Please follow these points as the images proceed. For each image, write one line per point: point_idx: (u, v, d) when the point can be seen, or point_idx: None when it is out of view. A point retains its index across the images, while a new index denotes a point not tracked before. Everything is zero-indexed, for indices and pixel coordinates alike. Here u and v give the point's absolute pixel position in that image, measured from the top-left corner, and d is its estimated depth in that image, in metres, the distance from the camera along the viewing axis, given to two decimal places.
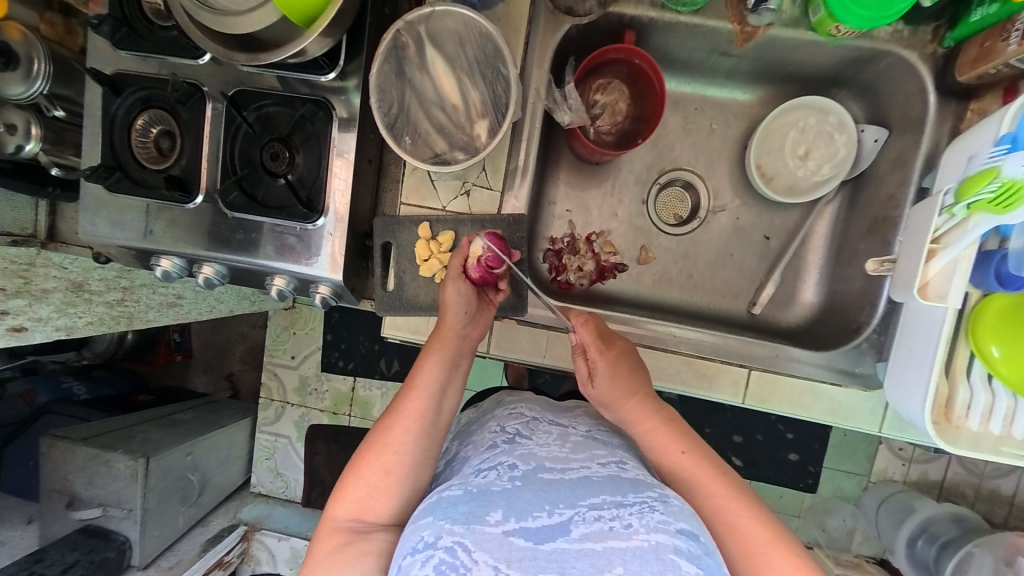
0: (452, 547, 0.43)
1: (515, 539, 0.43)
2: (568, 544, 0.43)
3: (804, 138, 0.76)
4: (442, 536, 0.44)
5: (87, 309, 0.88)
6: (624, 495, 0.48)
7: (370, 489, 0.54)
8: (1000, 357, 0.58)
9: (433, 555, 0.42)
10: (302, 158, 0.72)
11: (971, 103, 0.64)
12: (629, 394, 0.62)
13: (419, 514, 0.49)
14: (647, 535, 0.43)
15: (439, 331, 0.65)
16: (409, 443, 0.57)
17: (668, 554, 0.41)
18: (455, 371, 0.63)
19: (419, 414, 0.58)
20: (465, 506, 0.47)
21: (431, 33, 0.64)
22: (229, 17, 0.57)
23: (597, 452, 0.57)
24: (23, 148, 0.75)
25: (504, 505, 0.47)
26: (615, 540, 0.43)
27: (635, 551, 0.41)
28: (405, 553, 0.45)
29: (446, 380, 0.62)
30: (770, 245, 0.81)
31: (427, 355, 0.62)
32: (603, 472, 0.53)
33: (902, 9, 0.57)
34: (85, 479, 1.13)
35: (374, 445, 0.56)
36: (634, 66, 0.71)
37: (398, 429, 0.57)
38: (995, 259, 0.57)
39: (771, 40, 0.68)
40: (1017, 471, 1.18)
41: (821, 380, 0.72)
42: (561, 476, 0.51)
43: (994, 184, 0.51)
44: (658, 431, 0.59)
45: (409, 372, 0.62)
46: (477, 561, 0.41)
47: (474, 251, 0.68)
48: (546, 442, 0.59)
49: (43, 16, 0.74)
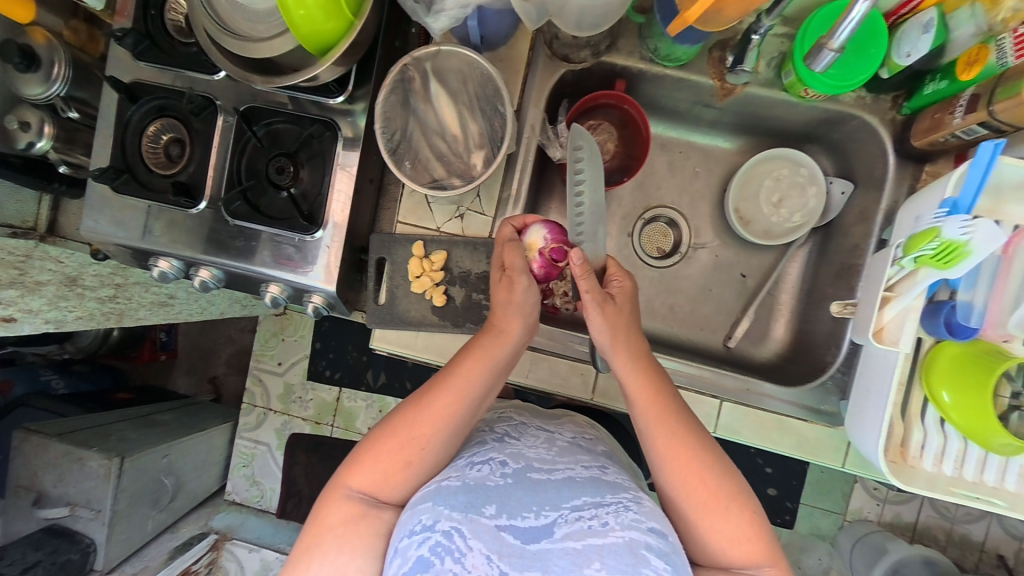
0: (449, 532, 0.48)
1: (506, 535, 0.49)
2: (552, 544, 0.49)
3: (778, 187, 0.81)
4: (440, 520, 0.49)
5: (78, 304, 0.90)
6: (603, 497, 0.54)
7: (387, 473, 0.58)
8: (950, 402, 0.61)
9: (430, 537, 0.48)
10: (306, 174, 0.76)
11: (926, 166, 0.71)
12: (622, 331, 0.63)
13: (418, 501, 0.53)
14: (622, 532, 0.49)
15: (492, 326, 0.65)
16: (437, 442, 0.59)
17: (640, 550, 0.47)
18: (501, 374, 0.64)
19: (454, 414, 0.60)
20: (464, 496, 0.52)
21: (436, 69, 0.69)
22: (249, 43, 0.62)
23: (581, 458, 0.62)
24: (34, 146, 0.78)
25: (498, 501, 0.52)
26: (594, 537, 0.48)
27: (611, 547, 0.47)
28: (403, 536, 0.50)
29: (488, 384, 0.62)
30: (746, 284, 0.86)
31: (473, 355, 0.62)
32: (586, 474, 0.58)
33: (863, 81, 0.64)
34: (55, 476, 1.11)
35: (401, 432, 0.58)
36: (624, 111, 0.77)
37: (429, 422, 0.59)
38: (945, 310, 0.62)
39: (749, 97, 0.75)
40: (985, 518, 1.21)
41: (790, 415, 0.75)
42: (548, 476, 0.56)
43: (934, 243, 0.55)
44: (642, 387, 0.61)
45: (451, 362, 0.63)
46: (471, 548, 0.47)
47: (531, 243, 0.67)
48: (533, 445, 0.63)
49: (67, 24, 0.79)
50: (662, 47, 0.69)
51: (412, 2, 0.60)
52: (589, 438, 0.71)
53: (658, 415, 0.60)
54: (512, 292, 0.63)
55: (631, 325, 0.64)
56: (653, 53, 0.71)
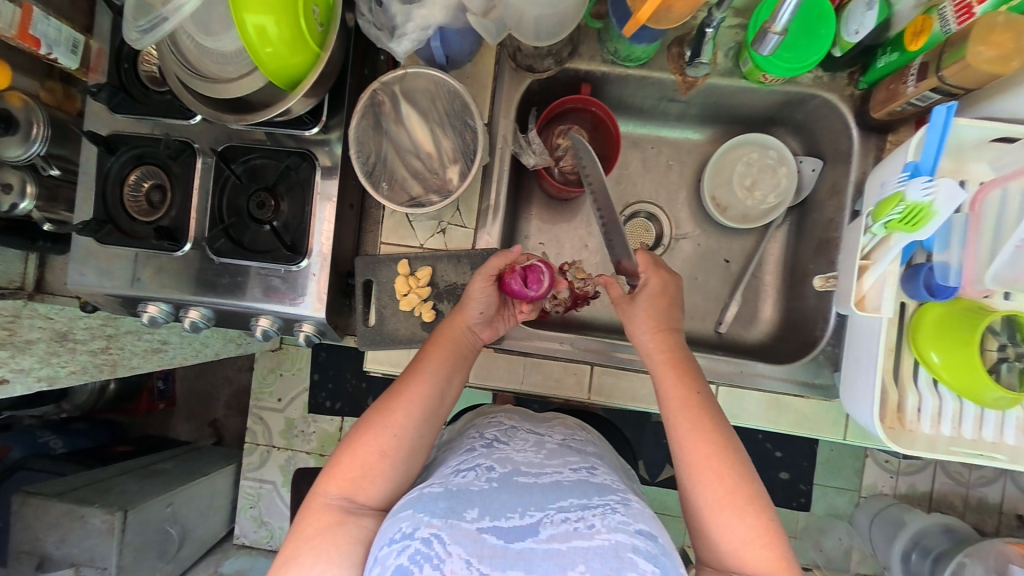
0: (428, 539, 0.47)
1: (488, 537, 0.48)
2: (536, 544, 0.48)
3: (750, 171, 0.83)
4: (420, 528, 0.48)
5: (70, 358, 0.89)
6: (590, 498, 0.53)
7: (365, 470, 0.59)
8: (940, 363, 0.62)
9: (409, 545, 0.47)
10: (287, 206, 0.76)
11: (889, 136, 0.73)
12: (652, 324, 0.66)
13: (400, 509, 0.53)
14: (608, 535, 0.48)
15: (455, 317, 0.70)
16: (408, 428, 0.61)
17: (626, 553, 0.46)
18: (462, 363, 0.68)
19: (421, 399, 0.63)
20: (445, 502, 0.52)
21: (405, 91, 0.71)
22: (219, 84, 0.64)
23: (570, 459, 0.62)
24: (17, 207, 0.78)
25: (480, 505, 0.52)
26: (579, 540, 0.47)
27: (596, 550, 0.46)
28: (384, 544, 0.49)
29: (450, 372, 0.66)
30: (731, 269, 0.87)
31: (436, 343, 0.67)
32: (573, 476, 0.57)
33: (817, 60, 0.66)
34: (57, 538, 1.09)
35: (374, 424, 0.61)
36: (592, 113, 0.78)
37: (400, 411, 0.61)
38: (923, 272, 0.64)
39: (711, 88, 0.77)
40: (1000, 479, 1.20)
41: (785, 393, 0.76)
42: (535, 480, 0.56)
43: (900, 207, 0.57)
44: (670, 369, 0.63)
45: (417, 355, 0.66)
46: (451, 553, 0.46)
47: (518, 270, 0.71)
48: (522, 448, 0.63)
49: (43, 85, 0.80)
50: (621, 48, 0.71)
51: (375, 31, 0.63)
52: (580, 440, 0.71)
53: (681, 394, 0.61)
54: (474, 294, 0.69)
55: (663, 321, 0.67)
56: (614, 55, 0.74)
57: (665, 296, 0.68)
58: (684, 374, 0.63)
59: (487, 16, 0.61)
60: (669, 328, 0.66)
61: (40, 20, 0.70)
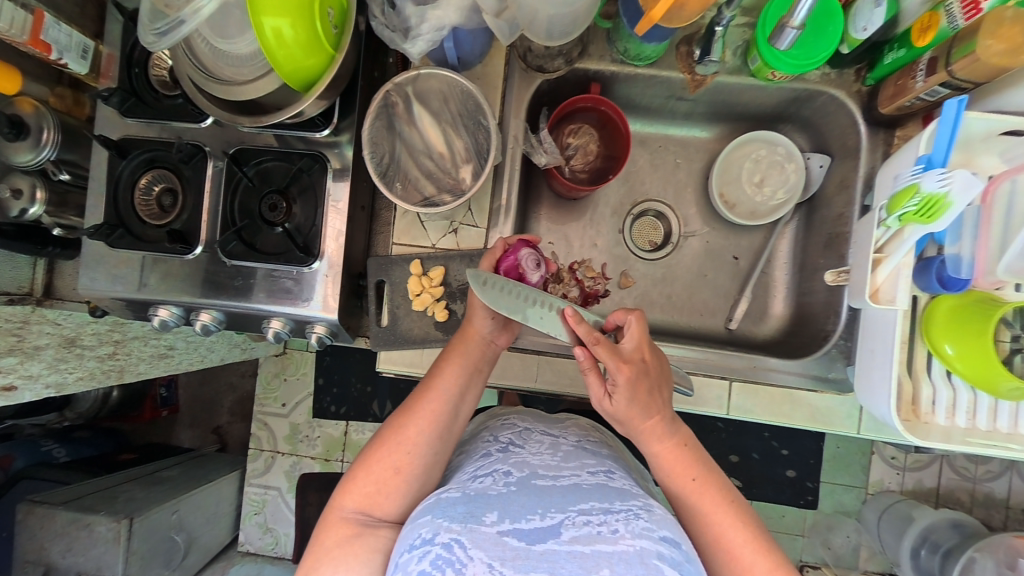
0: (450, 543, 0.47)
1: (510, 539, 0.48)
2: (558, 545, 0.47)
3: (758, 168, 0.84)
4: (440, 533, 0.48)
5: (78, 364, 0.89)
6: (612, 503, 0.53)
7: (379, 485, 0.59)
8: (954, 354, 0.63)
9: (430, 551, 0.47)
10: (299, 209, 0.77)
11: (896, 131, 0.74)
12: (635, 417, 0.60)
13: (418, 514, 0.53)
14: (632, 541, 0.47)
15: (463, 335, 0.68)
16: (421, 445, 0.61)
17: (652, 559, 0.46)
18: (475, 376, 0.67)
19: (434, 416, 0.62)
20: (464, 507, 0.52)
21: (418, 92, 0.72)
22: (233, 86, 0.64)
23: (587, 462, 0.62)
24: (27, 212, 0.78)
25: (499, 507, 0.51)
26: (603, 544, 0.47)
27: (621, 555, 0.46)
28: (404, 550, 0.49)
29: (466, 384, 0.65)
30: (739, 265, 0.88)
31: (448, 359, 0.65)
32: (592, 480, 0.57)
33: (825, 57, 0.67)
34: (63, 547, 1.08)
35: (387, 441, 0.61)
36: (601, 112, 0.79)
37: (412, 428, 0.61)
38: (935, 266, 0.63)
39: (719, 86, 0.78)
40: (1007, 473, 1.21)
41: (798, 387, 0.77)
42: (553, 483, 0.56)
43: (915, 199, 0.58)
44: (669, 454, 0.61)
45: (432, 369, 0.66)
46: (473, 557, 0.46)
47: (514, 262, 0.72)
48: (538, 451, 0.63)
49: (52, 91, 0.80)
50: (631, 48, 0.72)
51: (389, 32, 0.64)
52: (594, 442, 0.71)
53: (681, 477, 0.60)
54: (475, 305, 0.67)
55: (650, 412, 0.60)
56: (623, 54, 0.75)
57: (643, 385, 0.60)
58: (681, 454, 0.61)
59: (499, 17, 0.61)
60: (654, 416, 0.60)
61: (52, 26, 0.70)
